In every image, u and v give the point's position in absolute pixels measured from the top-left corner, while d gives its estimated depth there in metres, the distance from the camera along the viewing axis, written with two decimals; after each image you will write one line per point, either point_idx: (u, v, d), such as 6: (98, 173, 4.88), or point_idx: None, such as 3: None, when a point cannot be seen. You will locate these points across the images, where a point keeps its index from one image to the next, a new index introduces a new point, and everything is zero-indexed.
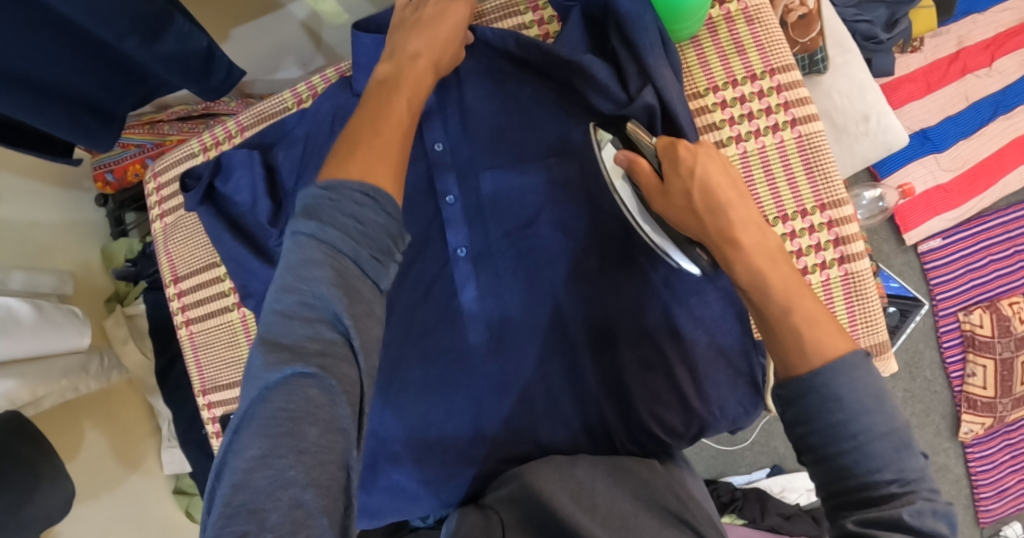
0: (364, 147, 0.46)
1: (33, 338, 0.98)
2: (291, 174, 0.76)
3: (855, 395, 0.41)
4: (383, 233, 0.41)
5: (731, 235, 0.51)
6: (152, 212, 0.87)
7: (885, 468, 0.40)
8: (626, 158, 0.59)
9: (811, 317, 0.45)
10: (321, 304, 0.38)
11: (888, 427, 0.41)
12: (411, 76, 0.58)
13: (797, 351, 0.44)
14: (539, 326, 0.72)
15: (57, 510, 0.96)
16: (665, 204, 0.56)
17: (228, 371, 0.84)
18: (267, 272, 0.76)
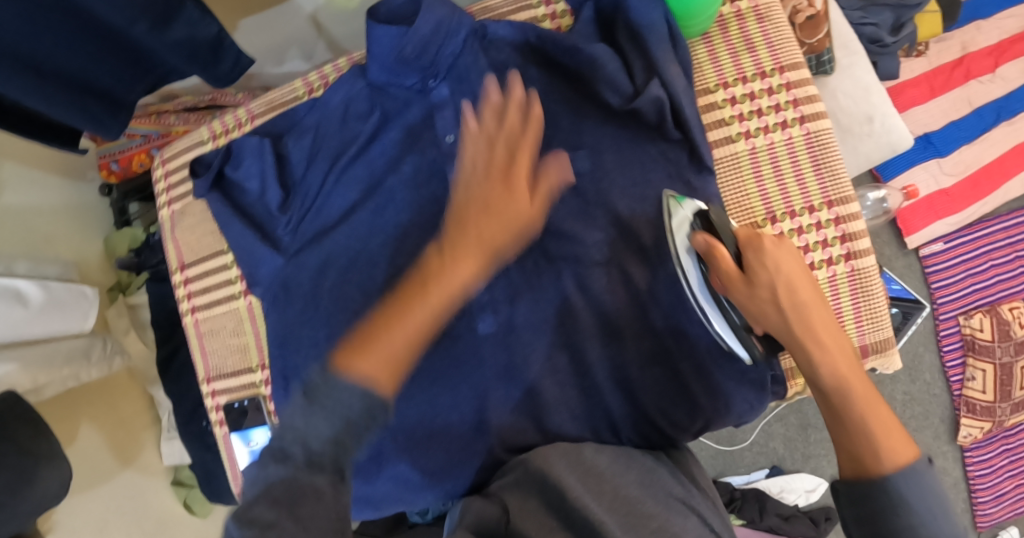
0: (414, 291, 0.48)
1: (37, 325, 1.01)
2: (301, 162, 0.77)
3: (924, 502, 0.47)
4: (365, 419, 0.40)
5: (813, 333, 0.55)
6: (158, 199, 0.86)
7: None
8: (705, 242, 0.61)
9: (887, 424, 0.51)
10: (304, 454, 0.39)
11: (946, 524, 0.47)
12: (450, 281, 0.49)
13: (872, 455, 0.50)
14: (547, 319, 0.72)
15: (54, 493, 0.96)
16: (744, 294, 0.59)
17: (232, 359, 0.84)
18: (275, 259, 0.77)
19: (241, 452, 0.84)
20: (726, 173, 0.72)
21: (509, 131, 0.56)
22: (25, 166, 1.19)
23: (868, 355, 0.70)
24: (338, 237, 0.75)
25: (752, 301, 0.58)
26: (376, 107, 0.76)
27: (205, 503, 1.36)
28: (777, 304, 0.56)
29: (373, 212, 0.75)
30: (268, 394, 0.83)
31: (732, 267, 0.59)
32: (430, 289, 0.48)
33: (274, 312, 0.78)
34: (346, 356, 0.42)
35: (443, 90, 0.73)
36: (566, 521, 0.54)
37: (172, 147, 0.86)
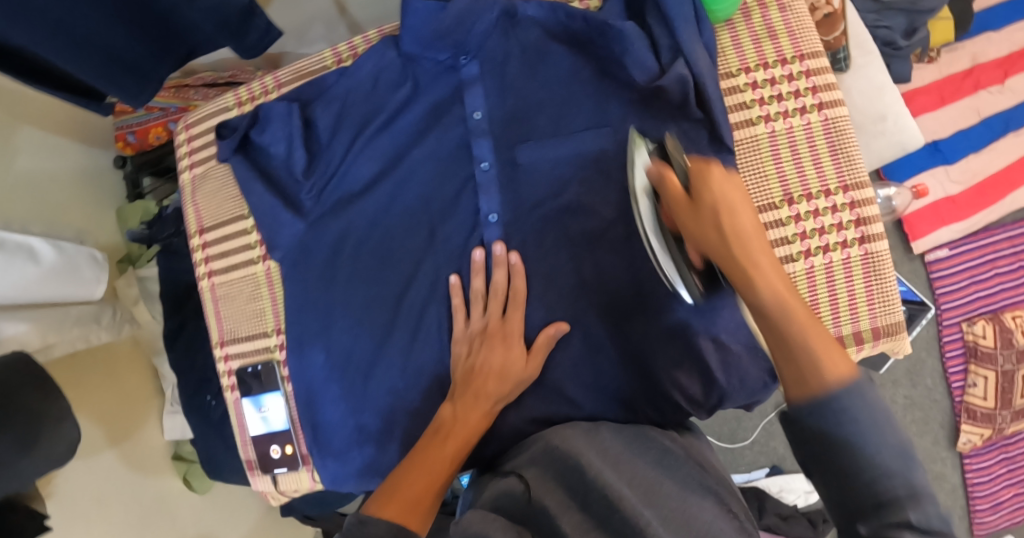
0: (431, 451, 0.63)
1: (53, 287, 1.02)
2: (327, 129, 0.78)
3: (872, 421, 0.42)
4: None
5: (759, 265, 0.49)
6: (180, 162, 0.87)
7: (898, 482, 0.41)
8: (654, 169, 0.54)
9: (835, 354, 0.45)
10: None
11: (891, 435, 0.42)
12: (461, 430, 0.65)
13: (816, 379, 0.44)
14: (566, 293, 0.73)
15: (60, 454, 0.93)
16: (688, 220, 0.52)
17: (247, 324, 0.84)
18: (295, 224, 0.77)
19: (253, 418, 0.85)
20: (745, 155, 0.73)
21: (498, 293, 0.71)
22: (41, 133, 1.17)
23: (878, 338, 0.71)
24: (363, 207, 0.77)
25: (699, 230, 0.51)
26: (407, 79, 0.77)
27: (204, 480, 1.36)
28: (721, 232, 0.50)
29: (398, 181, 0.77)
30: (283, 359, 0.83)
31: (678, 193, 0.52)
32: (449, 437, 0.64)
33: (291, 278, 0.79)
34: (379, 506, 0.56)
35: (472, 67, 0.75)
36: (581, 497, 0.55)
37: (196, 113, 0.87)
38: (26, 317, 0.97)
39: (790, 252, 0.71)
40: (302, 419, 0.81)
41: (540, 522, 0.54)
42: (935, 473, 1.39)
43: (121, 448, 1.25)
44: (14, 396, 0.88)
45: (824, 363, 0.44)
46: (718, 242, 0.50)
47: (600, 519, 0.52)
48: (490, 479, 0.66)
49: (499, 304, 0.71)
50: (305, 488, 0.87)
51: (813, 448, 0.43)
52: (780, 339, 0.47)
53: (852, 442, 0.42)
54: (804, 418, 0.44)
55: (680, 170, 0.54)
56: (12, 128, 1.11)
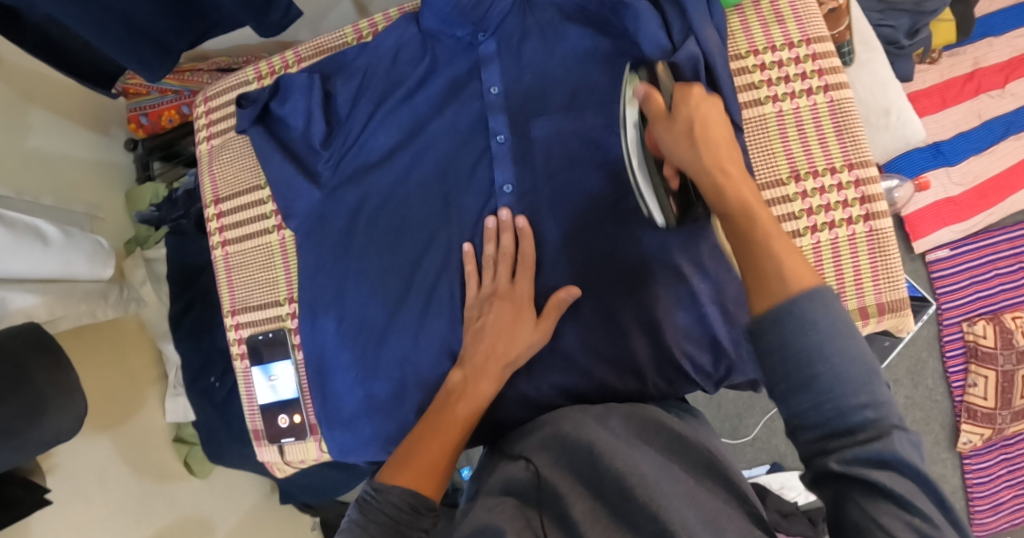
0: (440, 419, 0.65)
1: (61, 261, 0.97)
2: (346, 101, 0.79)
3: (828, 319, 0.45)
4: (416, 512, 0.55)
5: (722, 166, 0.58)
6: (198, 134, 0.90)
7: (860, 392, 0.43)
8: (643, 91, 0.65)
9: (786, 246, 0.50)
10: None
11: (858, 354, 0.44)
12: (472, 395, 0.67)
13: (777, 278, 0.48)
14: (577, 265, 0.74)
15: (67, 427, 0.87)
16: (665, 129, 0.62)
17: (259, 293, 0.85)
18: (312, 194, 0.79)
19: (262, 386, 0.86)
20: (754, 134, 0.76)
21: (507, 255, 0.73)
22: (54, 113, 1.16)
23: (883, 313, 0.72)
24: (380, 176, 0.78)
25: (671, 138, 0.61)
26: (427, 53, 0.79)
27: (206, 463, 1.35)
28: (689, 137, 0.60)
29: (415, 153, 0.78)
30: (295, 328, 0.84)
31: (660, 110, 0.63)
32: (459, 408, 0.66)
33: (308, 246, 0.80)
34: (395, 471, 0.59)
35: (491, 43, 0.77)
36: (595, 486, 0.55)
37: (217, 86, 0.89)
38: (31, 289, 0.92)
39: (797, 227, 0.73)
40: (311, 387, 0.82)
41: (552, 505, 0.55)
42: (935, 474, 1.39)
43: (122, 426, 1.22)
44: (15, 364, 0.82)
45: (776, 254, 0.50)
46: (686, 147, 0.60)
47: (614, 508, 0.53)
48: (498, 460, 0.66)
49: (509, 267, 0.72)
50: (311, 460, 0.87)
51: (784, 370, 0.45)
52: (738, 230, 0.54)
53: (825, 365, 0.44)
54: (764, 325, 0.47)
55: (666, 95, 0.65)
56: (25, 106, 1.09)
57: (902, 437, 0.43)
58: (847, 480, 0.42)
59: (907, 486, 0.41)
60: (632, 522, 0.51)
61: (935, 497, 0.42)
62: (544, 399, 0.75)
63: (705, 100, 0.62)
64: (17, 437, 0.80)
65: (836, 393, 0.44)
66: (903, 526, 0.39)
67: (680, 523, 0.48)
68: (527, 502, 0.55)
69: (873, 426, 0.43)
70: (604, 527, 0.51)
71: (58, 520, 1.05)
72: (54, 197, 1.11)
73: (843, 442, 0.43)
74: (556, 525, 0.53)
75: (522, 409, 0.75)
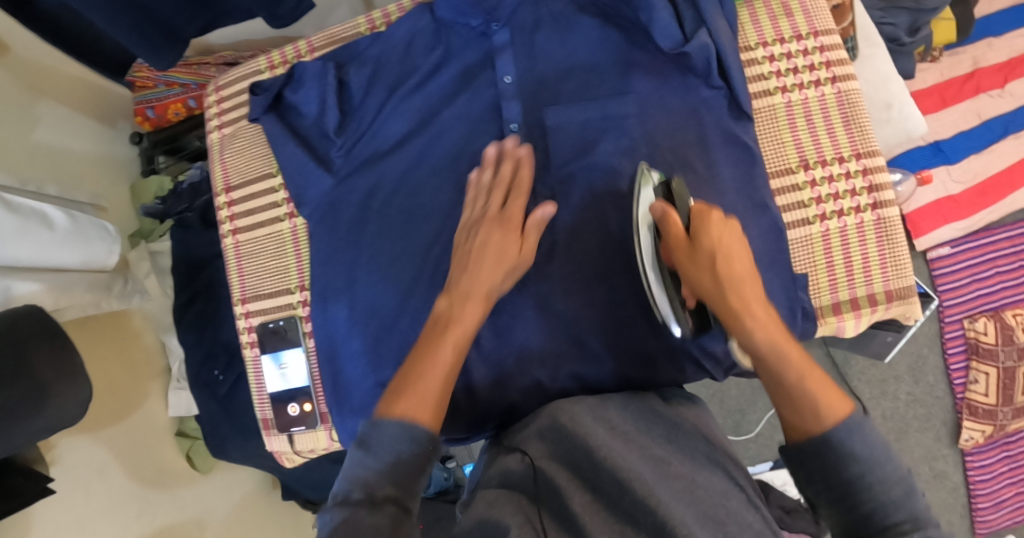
0: (438, 343, 0.59)
1: (65, 249, 0.95)
2: (360, 90, 0.81)
3: (871, 452, 0.50)
4: (417, 455, 0.51)
5: (749, 305, 0.55)
6: (209, 123, 0.90)
7: (898, 509, 0.48)
8: (660, 209, 0.62)
9: (822, 385, 0.53)
10: (373, 492, 0.48)
11: (896, 469, 0.50)
12: (462, 321, 0.61)
13: (813, 415, 0.52)
14: (590, 251, 0.75)
15: (70, 412, 0.86)
16: (685, 261, 0.59)
17: (271, 281, 0.86)
18: (325, 180, 0.80)
19: (272, 374, 0.86)
20: (764, 124, 0.77)
21: (504, 182, 0.69)
22: (61, 102, 1.15)
23: (891, 300, 0.73)
24: (393, 162, 0.79)
25: (687, 264, 0.59)
26: (441, 43, 0.80)
27: (208, 458, 1.30)
28: (714, 272, 0.57)
29: (430, 141, 0.79)
30: (306, 316, 0.85)
31: (679, 235, 0.60)
32: (451, 328, 0.60)
33: (320, 233, 0.81)
34: (390, 402, 0.54)
35: (504, 33, 0.78)
36: (592, 478, 0.54)
37: (228, 76, 0.90)
38: (36, 277, 0.90)
39: (805, 216, 0.74)
40: (323, 374, 0.82)
41: (551, 499, 0.54)
42: (936, 471, 1.40)
43: (124, 419, 1.18)
44: (21, 349, 0.80)
45: (811, 395, 0.52)
46: (707, 279, 0.57)
47: (613, 500, 0.51)
48: (498, 453, 0.66)
49: (503, 193, 0.69)
50: (321, 449, 0.87)
51: (826, 490, 0.51)
52: (766, 366, 0.55)
53: (863, 478, 0.49)
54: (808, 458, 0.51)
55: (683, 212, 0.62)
56: (33, 98, 1.09)
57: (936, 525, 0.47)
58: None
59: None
60: (630, 515, 0.49)
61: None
62: (556, 385, 0.75)
63: (728, 227, 0.59)
64: (16, 420, 0.78)
65: (870, 494, 0.49)
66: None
67: (679, 520, 0.46)
68: (527, 499, 0.55)
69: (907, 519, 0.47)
70: (604, 520, 0.50)
71: (58, 512, 1.01)
72: (57, 184, 1.09)
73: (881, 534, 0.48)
74: (556, 521, 0.52)
75: (534, 396, 0.76)
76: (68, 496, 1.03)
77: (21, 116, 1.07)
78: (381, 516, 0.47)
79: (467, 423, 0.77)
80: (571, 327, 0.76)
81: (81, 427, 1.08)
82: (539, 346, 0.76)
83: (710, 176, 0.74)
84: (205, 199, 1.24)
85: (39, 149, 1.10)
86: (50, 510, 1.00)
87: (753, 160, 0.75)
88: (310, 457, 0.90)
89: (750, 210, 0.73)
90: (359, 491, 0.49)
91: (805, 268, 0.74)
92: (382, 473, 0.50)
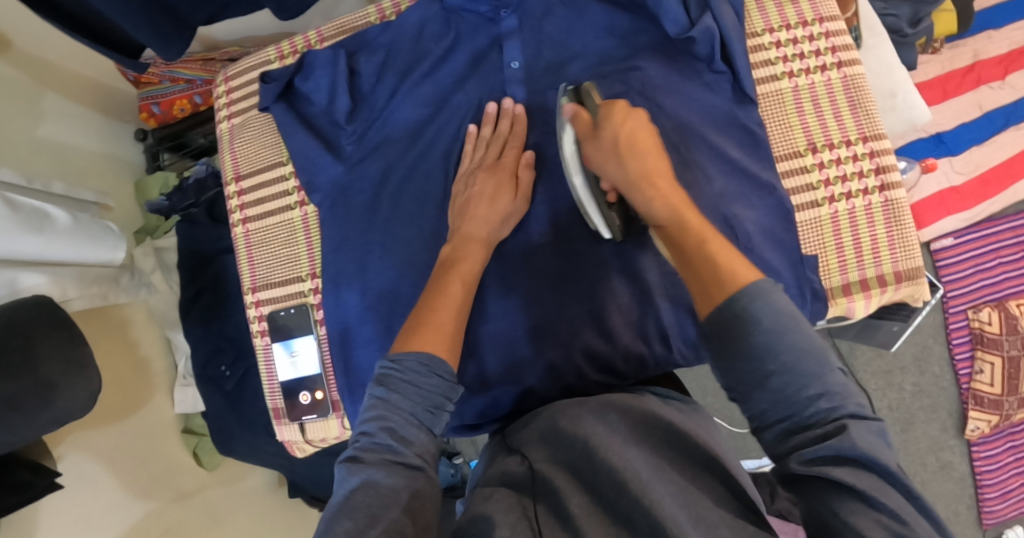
0: (445, 295, 0.68)
1: (70, 244, 0.91)
2: (370, 78, 0.82)
3: (774, 316, 0.47)
4: (438, 395, 0.58)
5: (653, 181, 0.62)
6: (219, 112, 0.91)
7: (812, 388, 0.46)
8: (572, 110, 0.69)
9: (728, 254, 0.53)
10: (395, 430, 0.55)
11: (810, 346, 0.47)
12: (465, 266, 0.71)
13: (717, 283, 0.51)
14: (599, 229, 0.77)
15: (80, 404, 0.81)
16: (594, 146, 0.66)
17: (281, 269, 0.87)
18: (334, 167, 0.82)
19: (283, 363, 0.86)
20: (771, 109, 0.78)
21: (501, 136, 0.78)
22: (68, 99, 1.13)
23: (899, 281, 0.74)
24: (406, 148, 0.82)
25: (600, 153, 0.65)
26: (451, 30, 0.82)
27: (215, 455, 1.26)
28: (616, 152, 0.64)
29: (441, 126, 0.82)
30: (317, 303, 0.85)
31: (587, 126, 0.67)
32: (458, 267, 0.71)
33: (330, 218, 0.83)
34: (407, 338, 0.62)
35: (512, 20, 0.79)
36: (589, 479, 0.52)
37: (237, 66, 0.91)
38: (42, 270, 0.88)
39: (814, 198, 0.75)
40: (334, 359, 0.83)
41: (547, 497, 0.52)
42: (943, 461, 1.40)
43: (129, 418, 1.13)
44: (28, 341, 0.76)
45: (719, 264, 0.52)
46: (619, 158, 0.64)
47: (608, 500, 0.50)
48: (500, 454, 0.66)
49: (499, 146, 0.78)
50: (332, 438, 0.88)
51: (741, 370, 0.48)
52: (676, 243, 0.58)
53: (777, 363, 0.47)
54: (712, 324, 0.50)
55: (592, 108, 0.69)
56: (39, 92, 1.07)
57: (860, 426, 0.45)
58: (807, 477, 0.44)
59: (871, 482, 0.43)
60: (626, 516, 0.48)
61: (903, 491, 0.44)
62: (568, 364, 0.77)
63: (630, 113, 0.66)
64: (23, 413, 0.74)
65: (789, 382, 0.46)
66: (872, 524, 0.41)
67: (672, 519, 0.46)
68: (524, 494, 0.54)
69: (831, 421, 0.45)
70: (600, 521, 0.49)
71: (69, 511, 0.97)
72: (62, 180, 1.07)
73: (804, 438, 0.46)
74: (551, 516, 0.51)
75: (545, 376, 0.77)
76: (78, 492, 0.99)
77: (26, 110, 1.04)
78: (402, 447, 0.54)
79: (477, 411, 0.79)
80: (582, 307, 0.77)
81: (89, 422, 1.04)
82: (550, 327, 0.78)
83: (716, 156, 0.76)
84: (210, 195, 1.22)
85: (45, 146, 1.08)
86: (55, 509, 0.95)
87: (757, 144, 0.76)
88: (320, 446, 0.90)
89: (756, 192, 0.75)
90: (381, 422, 0.56)
91: (814, 249, 0.75)
92: (403, 406, 0.56)
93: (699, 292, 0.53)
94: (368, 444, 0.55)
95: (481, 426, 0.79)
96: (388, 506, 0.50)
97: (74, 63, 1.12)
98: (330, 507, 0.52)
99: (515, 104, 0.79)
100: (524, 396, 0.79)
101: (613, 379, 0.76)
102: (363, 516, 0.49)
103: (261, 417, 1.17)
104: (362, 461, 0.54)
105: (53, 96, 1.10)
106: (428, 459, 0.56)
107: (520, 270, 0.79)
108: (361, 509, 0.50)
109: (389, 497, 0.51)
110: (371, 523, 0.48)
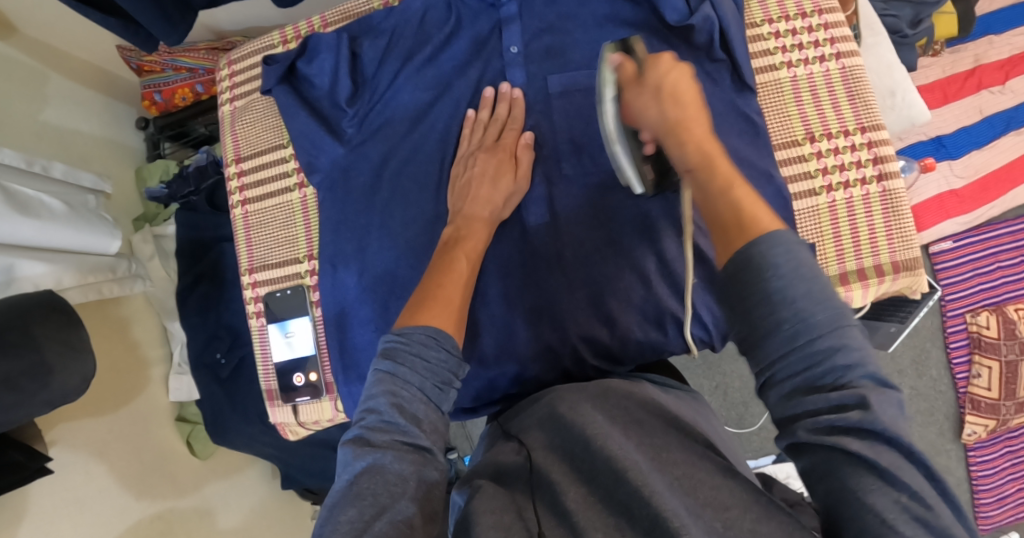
0: (445, 276, 0.68)
1: (67, 230, 0.91)
2: (373, 61, 0.83)
3: (790, 264, 0.46)
4: (447, 371, 0.59)
5: (685, 127, 0.59)
6: (221, 95, 0.92)
7: (827, 334, 0.45)
8: (615, 61, 0.67)
9: (755, 204, 0.52)
10: (404, 407, 0.55)
11: (826, 291, 0.46)
12: (467, 245, 0.72)
13: (735, 228, 0.51)
14: (596, 217, 0.78)
15: (73, 385, 0.80)
16: (636, 95, 0.64)
17: (278, 251, 0.87)
18: (336, 149, 0.83)
19: (278, 343, 0.86)
20: (769, 98, 0.78)
21: (499, 120, 0.79)
22: (72, 84, 1.13)
23: (897, 272, 0.75)
24: (405, 133, 0.83)
25: (642, 101, 0.63)
26: (452, 15, 0.83)
27: (208, 444, 1.23)
28: (658, 100, 0.62)
29: (440, 111, 0.83)
30: (313, 285, 0.86)
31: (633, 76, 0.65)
32: (460, 245, 0.72)
33: (331, 199, 0.83)
34: (411, 314, 0.63)
35: (512, 6, 0.80)
36: (587, 469, 0.51)
37: (240, 49, 0.91)
38: (40, 257, 0.87)
39: (812, 187, 0.75)
40: (331, 340, 0.83)
41: (545, 491, 0.52)
42: (939, 466, 1.39)
43: (122, 404, 1.11)
44: (25, 322, 0.75)
45: (738, 210, 0.52)
46: (662, 105, 0.61)
47: (607, 491, 0.49)
48: (499, 435, 0.66)
49: (496, 128, 0.78)
50: (325, 421, 0.88)
51: (761, 345, 0.47)
52: (700, 184, 0.56)
53: (791, 309, 0.45)
54: (733, 280, 0.48)
55: (638, 61, 0.67)
56: (44, 78, 1.07)
57: (880, 397, 0.43)
58: (819, 447, 0.43)
59: (891, 458, 0.42)
60: (625, 506, 0.47)
61: (922, 470, 0.43)
62: (566, 348, 0.77)
63: (675, 64, 0.64)
64: (19, 393, 0.73)
65: (802, 334, 0.45)
66: (893, 505, 0.40)
67: (672, 512, 0.44)
68: (519, 488, 0.53)
69: (848, 389, 0.44)
70: (598, 513, 0.48)
71: (58, 496, 0.96)
72: (64, 161, 1.06)
73: (819, 406, 0.44)
74: (550, 514, 0.50)
75: (540, 361, 0.78)
76: (69, 475, 0.98)
77: (31, 95, 1.04)
78: (411, 426, 0.54)
79: (474, 395, 0.80)
80: (580, 292, 0.77)
81: (83, 407, 1.02)
82: (548, 312, 0.78)
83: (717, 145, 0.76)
84: (211, 182, 1.19)
85: (47, 130, 1.07)
86: (47, 490, 0.94)
87: (757, 132, 0.76)
88: (314, 430, 0.91)
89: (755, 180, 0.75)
90: (389, 398, 0.55)
91: (812, 238, 0.75)
92: (411, 380, 0.56)
93: (721, 238, 0.52)
94: (377, 422, 0.54)
95: (477, 410, 0.81)
96: (397, 494, 0.50)
97: (80, 49, 1.11)
98: (335, 494, 0.51)
99: (511, 88, 0.80)
100: (521, 381, 0.79)
101: (610, 365, 0.78)
102: (370, 504, 0.49)
103: (256, 406, 1.16)
104: (370, 441, 0.53)
105: (58, 79, 1.10)
106: (435, 439, 0.56)
107: (520, 254, 0.79)
108: (367, 496, 0.49)
109: (397, 484, 0.51)
110: (380, 512, 0.48)
